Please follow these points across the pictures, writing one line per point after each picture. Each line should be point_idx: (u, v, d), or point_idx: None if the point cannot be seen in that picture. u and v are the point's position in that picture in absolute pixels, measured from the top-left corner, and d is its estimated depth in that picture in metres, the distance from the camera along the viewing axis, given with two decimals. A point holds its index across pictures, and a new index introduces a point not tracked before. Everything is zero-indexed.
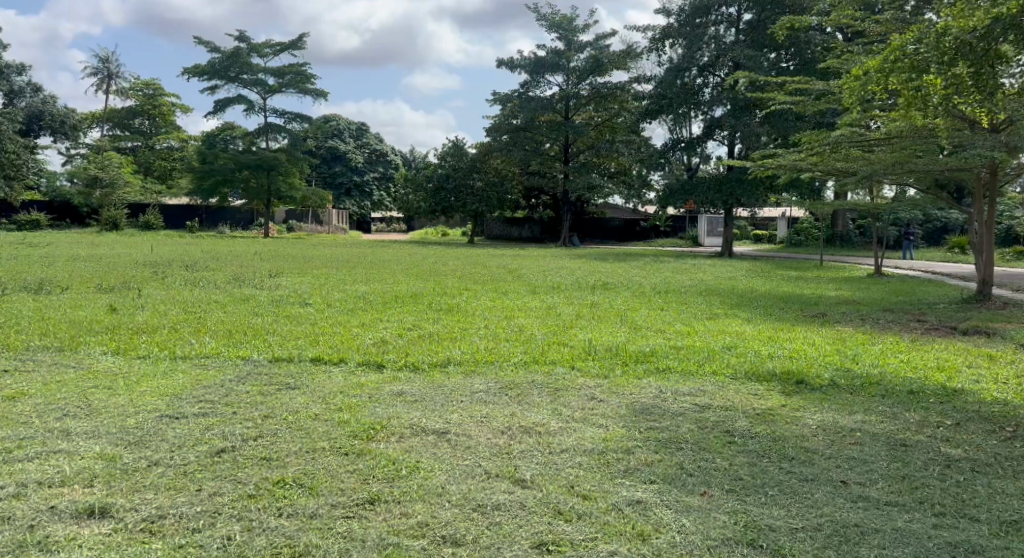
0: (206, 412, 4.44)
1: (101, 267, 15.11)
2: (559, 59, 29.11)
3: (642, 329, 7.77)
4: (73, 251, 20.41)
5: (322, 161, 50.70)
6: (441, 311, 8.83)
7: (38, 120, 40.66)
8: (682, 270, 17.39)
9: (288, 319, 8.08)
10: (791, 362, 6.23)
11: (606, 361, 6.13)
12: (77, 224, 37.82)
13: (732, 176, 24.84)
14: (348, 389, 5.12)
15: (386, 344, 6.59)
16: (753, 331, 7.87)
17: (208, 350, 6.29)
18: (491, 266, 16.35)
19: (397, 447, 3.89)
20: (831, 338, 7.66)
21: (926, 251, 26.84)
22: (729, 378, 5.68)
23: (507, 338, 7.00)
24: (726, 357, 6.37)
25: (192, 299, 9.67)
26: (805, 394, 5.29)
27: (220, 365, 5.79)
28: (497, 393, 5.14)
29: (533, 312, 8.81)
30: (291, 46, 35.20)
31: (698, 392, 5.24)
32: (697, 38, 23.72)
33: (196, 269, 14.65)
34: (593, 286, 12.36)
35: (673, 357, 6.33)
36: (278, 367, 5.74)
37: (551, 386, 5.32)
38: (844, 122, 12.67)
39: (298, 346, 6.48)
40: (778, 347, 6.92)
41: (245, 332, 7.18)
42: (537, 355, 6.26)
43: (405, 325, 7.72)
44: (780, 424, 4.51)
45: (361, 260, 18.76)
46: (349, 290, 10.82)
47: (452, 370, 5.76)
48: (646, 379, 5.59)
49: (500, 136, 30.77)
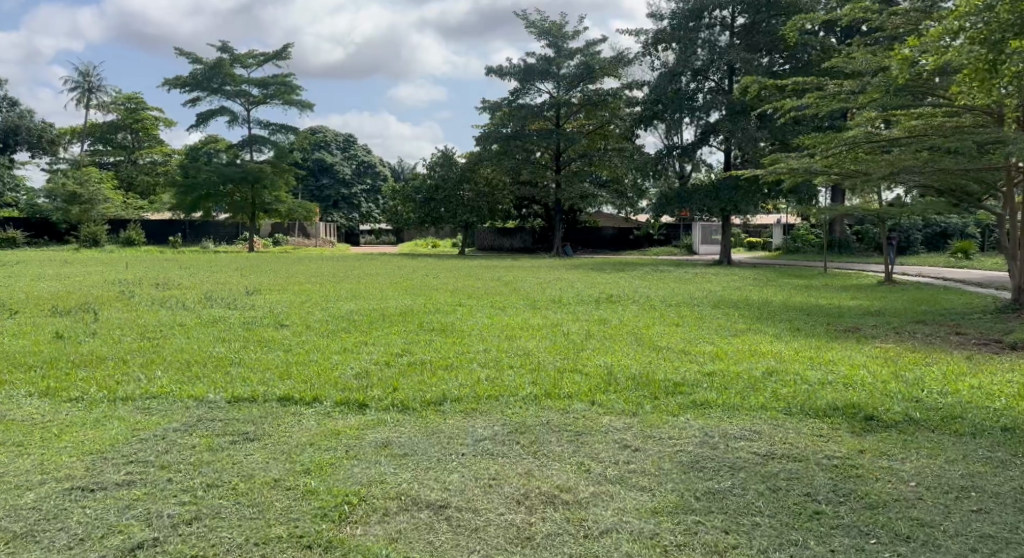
0: (130, 481, 3.42)
1: (65, 287, 14.04)
2: (548, 66, 28.27)
3: (662, 350, 6.81)
4: (46, 270, 19.23)
5: (310, 173, 49.82)
6: (435, 332, 7.84)
7: (15, 135, 39.45)
8: (686, 279, 16.42)
9: (261, 345, 7.07)
10: (851, 393, 5.21)
11: (632, 394, 5.13)
12: (57, 241, 36.60)
13: (730, 182, 23.77)
14: (321, 441, 4.11)
15: (370, 377, 5.58)
16: (788, 350, 6.92)
17: (155, 388, 5.23)
18: (484, 279, 15.35)
19: (382, 538, 2.97)
20: (877, 358, 6.68)
21: (930, 255, 25.96)
22: (782, 414, 4.72)
23: (511, 365, 6.03)
24: (772, 386, 5.38)
25: (154, 323, 8.64)
26: (882, 434, 4.35)
27: (167, 410, 4.74)
28: (505, 440, 4.13)
29: (535, 332, 7.83)
30: (275, 57, 34.25)
31: (752, 434, 4.28)
32: (692, 41, 22.77)
33: (167, 288, 13.62)
34: (598, 299, 11.39)
35: (709, 388, 5.33)
36: (237, 411, 4.70)
37: (573, 428, 4.35)
38: (857, 123, 11.69)
39: (263, 382, 5.45)
40: (827, 371, 5.97)
41: (206, 363, 6.16)
42: (548, 388, 5.25)
43: (393, 350, 6.73)
44: (873, 482, 3.56)
45: (345, 274, 17.78)
46: (331, 309, 9.81)
47: (448, 410, 4.74)
48: (684, 417, 4.63)
49: (488, 145, 29.42)
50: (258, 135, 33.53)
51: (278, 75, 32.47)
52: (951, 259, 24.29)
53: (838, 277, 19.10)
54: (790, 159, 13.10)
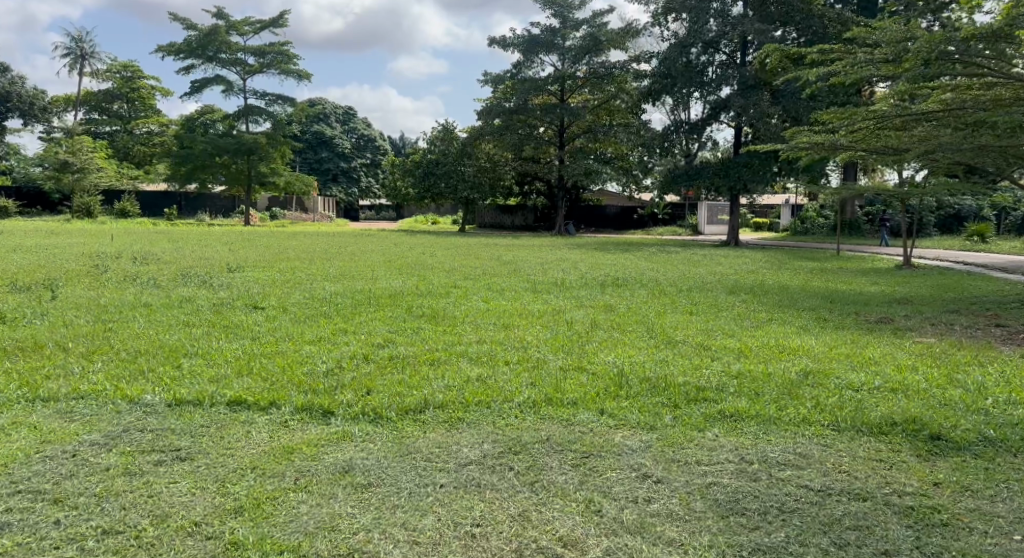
0: (5, 523, 2.76)
1: (39, 260, 13.21)
2: (554, 37, 27.20)
3: (679, 343, 6.03)
4: (26, 241, 18.32)
5: (308, 146, 48.91)
6: (424, 319, 7.01)
7: (6, 102, 38.35)
8: (695, 262, 15.61)
9: (227, 332, 6.26)
10: (910, 405, 4.38)
11: (648, 401, 4.34)
12: (50, 212, 35.76)
13: (740, 160, 22.80)
14: (268, 463, 3.32)
15: (345, 375, 4.79)
16: (821, 346, 6.15)
17: (84, 386, 4.43)
18: (482, 258, 14.56)
19: None
20: (922, 357, 5.88)
21: (944, 239, 25.05)
22: (829, 432, 3.93)
23: (507, 361, 5.25)
24: (812, 393, 4.58)
25: (117, 304, 7.82)
26: (956, 462, 3.57)
27: (91, 416, 3.95)
28: (496, 466, 3.34)
29: (537, 319, 7.05)
30: (271, 25, 33.18)
31: (799, 459, 3.51)
32: (704, 11, 21.64)
33: (146, 263, 12.83)
34: (603, 283, 10.55)
35: (738, 395, 4.52)
36: (176, 419, 3.92)
37: (583, 448, 3.56)
38: (883, 98, 10.64)
39: (214, 380, 4.65)
40: (873, 375, 5.14)
41: (157, 354, 5.35)
42: (549, 392, 4.45)
43: (374, 341, 5.93)
44: (961, 537, 2.86)
45: (338, 250, 16.96)
46: (313, 291, 9.00)
47: (431, 420, 3.95)
48: (712, 433, 3.85)
49: (490, 119, 28.40)
50: (255, 106, 32.48)
51: (276, 43, 31.42)
52: (966, 243, 23.36)
53: (852, 260, 18.28)
54: (810, 135, 12.10)
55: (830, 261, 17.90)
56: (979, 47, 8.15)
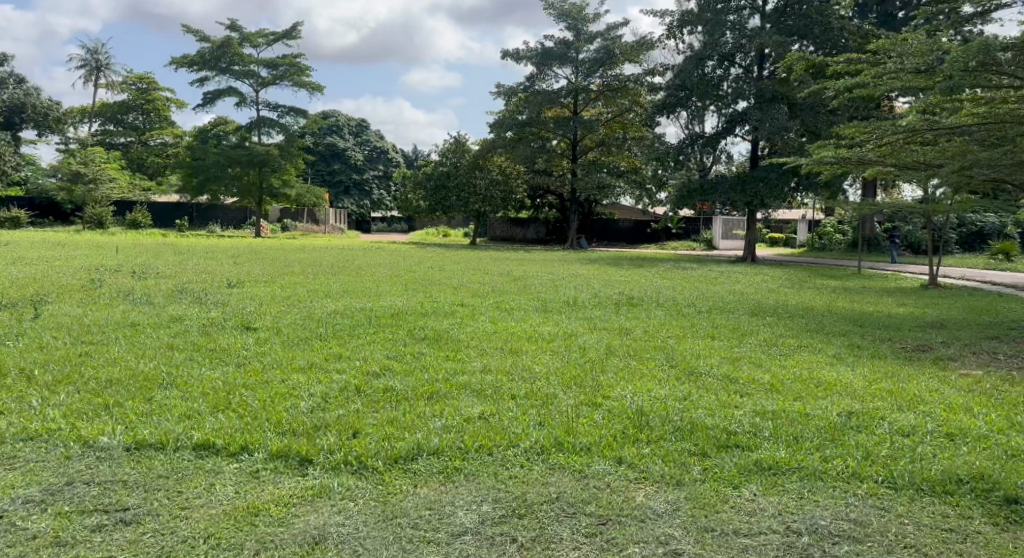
0: None
1: (37, 273, 12.81)
2: (567, 50, 26.77)
3: (701, 375, 5.47)
4: (31, 252, 17.98)
5: (321, 157, 48.77)
6: (426, 343, 6.51)
7: (21, 112, 38.25)
8: (711, 278, 15.08)
9: (211, 357, 5.78)
10: (979, 458, 3.80)
11: (672, 447, 3.80)
12: (62, 222, 35.63)
13: (757, 175, 22.26)
14: (226, 531, 2.89)
15: (333, 411, 4.27)
16: (860, 379, 5.57)
17: (36, 425, 3.92)
18: (492, 273, 14.10)
19: None
20: (973, 394, 5.29)
21: (967, 256, 24.32)
22: (887, 492, 3.36)
23: (514, 396, 4.70)
24: (859, 439, 4.02)
25: (101, 323, 7.36)
26: None
27: (35, 463, 3.47)
28: (497, 538, 2.90)
29: (548, 344, 6.53)
30: (285, 37, 32.98)
31: (853, 531, 3.02)
32: (719, 23, 21.16)
33: (144, 278, 12.36)
34: (617, 302, 10.07)
35: (776, 440, 3.97)
36: (132, 465, 3.44)
37: (600, 511, 3.07)
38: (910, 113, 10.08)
39: (185, 416, 4.14)
40: (926, 417, 4.55)
41: (128, 384, 4.85)
42: (561, 435, 3.91)
43: (368, 369, 5.41)
44: None
45: (346, 264, 16.53)
46: (310, 310, 8.53)
47: (424, 470, 3.44)
48: (748, 491, 3.31)
49: (501, 132, 27.99)
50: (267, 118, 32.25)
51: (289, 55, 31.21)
52: (990, 261, 22.66)
53: (874, 279, 17.64)
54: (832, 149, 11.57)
55: (852, 279, 17.28)
56: (1006, 59, 7.50)
